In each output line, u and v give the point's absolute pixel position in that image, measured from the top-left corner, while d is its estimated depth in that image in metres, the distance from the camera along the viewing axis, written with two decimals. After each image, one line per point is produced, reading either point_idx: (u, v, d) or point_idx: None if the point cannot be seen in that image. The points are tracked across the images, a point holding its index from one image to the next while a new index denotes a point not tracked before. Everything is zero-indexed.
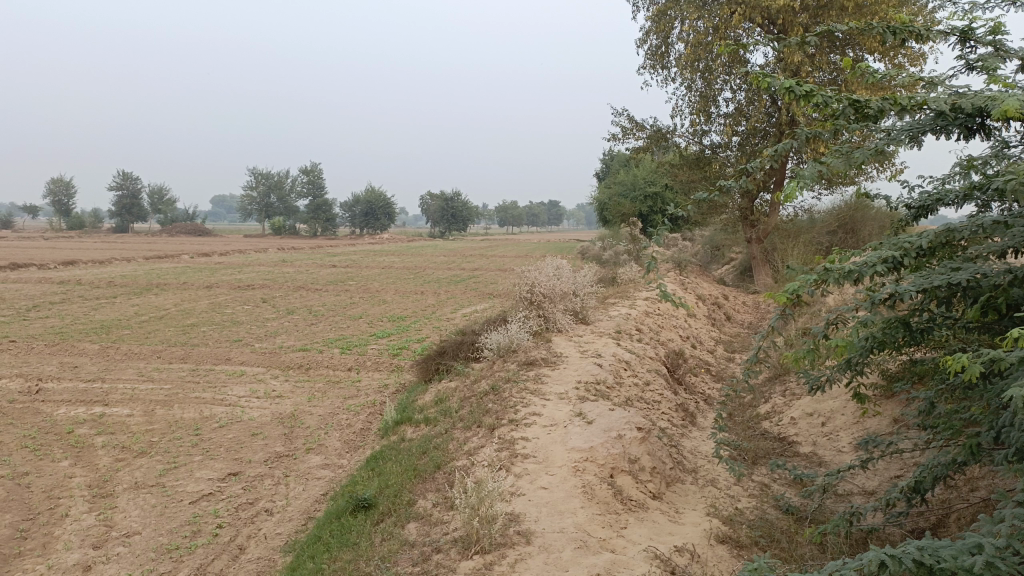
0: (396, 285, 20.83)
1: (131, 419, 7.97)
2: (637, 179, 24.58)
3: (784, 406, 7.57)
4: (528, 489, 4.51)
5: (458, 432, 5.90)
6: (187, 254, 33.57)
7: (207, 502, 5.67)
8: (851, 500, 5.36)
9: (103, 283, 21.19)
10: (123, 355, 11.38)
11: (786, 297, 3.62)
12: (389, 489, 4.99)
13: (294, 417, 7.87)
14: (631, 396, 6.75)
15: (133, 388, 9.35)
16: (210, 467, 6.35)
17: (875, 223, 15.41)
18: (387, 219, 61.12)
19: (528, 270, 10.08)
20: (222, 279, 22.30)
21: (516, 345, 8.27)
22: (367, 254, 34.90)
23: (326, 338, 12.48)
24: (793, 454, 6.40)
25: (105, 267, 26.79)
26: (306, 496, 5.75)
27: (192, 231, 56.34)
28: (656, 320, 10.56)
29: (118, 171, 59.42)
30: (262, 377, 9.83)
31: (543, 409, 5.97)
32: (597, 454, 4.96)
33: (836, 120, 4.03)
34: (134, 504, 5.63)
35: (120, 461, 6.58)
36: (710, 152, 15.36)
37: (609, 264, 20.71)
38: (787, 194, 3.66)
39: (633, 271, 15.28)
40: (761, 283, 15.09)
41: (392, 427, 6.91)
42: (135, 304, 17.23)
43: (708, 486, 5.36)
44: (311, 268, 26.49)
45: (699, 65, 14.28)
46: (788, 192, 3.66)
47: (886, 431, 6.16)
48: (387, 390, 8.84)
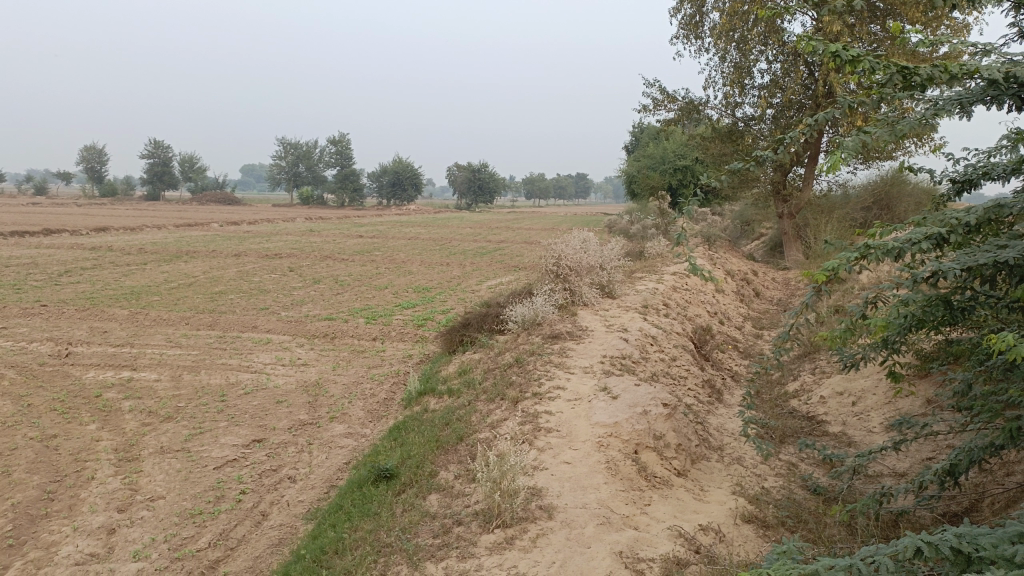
0: (422, 256, 20.83)
1: (158, 384, 8.04)
2: (666, 152, 24.22)
3: (813, 385, 7.42)
4: (551, 464, 4.45)
5: (481, 404, 5.86)
6: (216, 222, 33.85)
7: (231, 468, 5.70)
8: (882, 481, 5.24)
9: (134, 250, 21.43)
10: (151, 321, 11.49)
11: (824, 275, 3.49)
12: (411, 460, 4.97)
13: (318, 385, 7.89)
14: (656, 371, 6.65)
15: (161, 353, 9.44)
16: (235, 433, 6.38)
17: (911, 198, 15.00)
18: (414, 190, 61.12)
19: (555, 243, 9.97)
20: (250, 248, 22.44)
21: (541, 318, 8.19)
22: (394, 224, 34.93)
23: (351, 308, 12.51)
24: (822, 433, 6.27)
25: (135, 234, 27.11)
26: (329, 465, 5.75)
27: (222, 200, 56.79)
28: (684, 295, 10.41)
29: (149, 138, 59.93)
30: (287, 345, 9.87)
31: (568, 383, 5.89)
32: (622, 429, 4.88)
33: (882, 89, 3.85)
34: (159, 468, 5.67)
35: (146, 426, 6.64)
36: (743, 126, 15.04)
37: (636, 238, 20.49)
38: (831, 164, 3.52)
39: (661, 245, 15.09)
40: (792, 260, 14.85)
41: (415, 398, 6.89)
42: (165, 270, 17.41)
43: (734, 464, 5.26)
44: (338, 238, 26.60)
45: (734, 35, 13.95)
46: (831, 163, 3.52)
47: (920, 412, 6.00)
48: (411, 361, 8.83)
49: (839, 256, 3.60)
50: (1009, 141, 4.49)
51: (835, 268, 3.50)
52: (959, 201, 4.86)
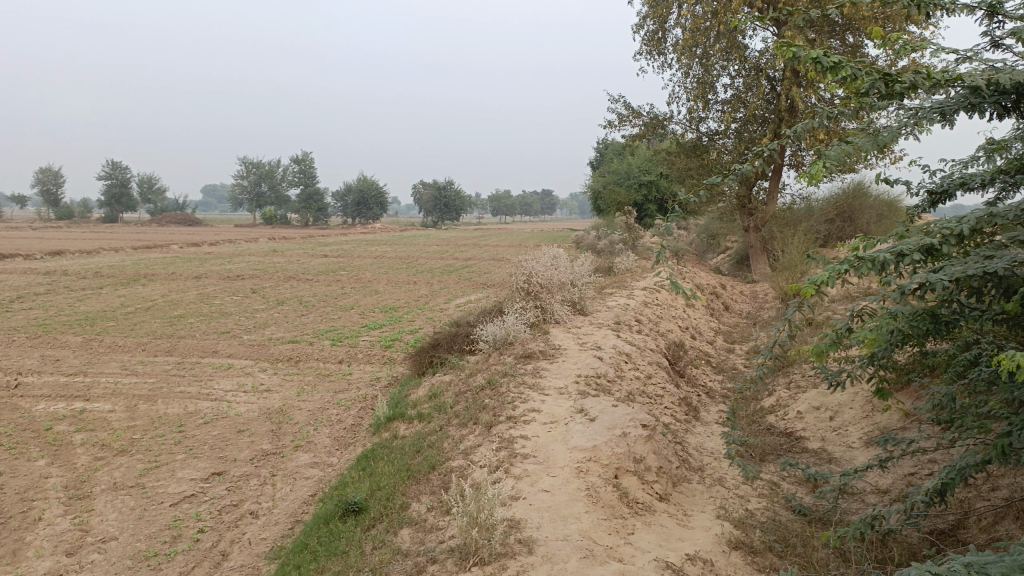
0: (388, 275, 20.50)
1: (113, 415, 7.67)
2: (631, 167, 24.26)
3: (789, 400, 7.31)
4: (528, 493, 4.24)
5: (453, 429, 5.64)
6: (176, 245, 33.06)
7: (190, 504, 5.39)
8: (866, 499, 5.11)
9: (89, 273, 20.81)
10: (106, 348, 11.04)
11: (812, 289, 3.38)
12: (381, 492, 4.71)
13: (282, 412, 7.58)
14: (632, 390, 6.49)
15: (116, 382, 9.03)
16: (193, 466, 6.06)
17: (873, 211, 15.12)
18: (379, 208, 60.59)
19: (524, 259, 9.79)
20: (210, 269, 21.92)
21: (512, 337, 7.99)
22: (359, 243, 34.46)
23: (316, 330, 12.19)
24: (801, 450, 6.14)
25: (92, 257, 26.35)
26: (293, 498, 5.47)
27: (182, 221, 55.73)
28: (655, 311, 10.29)
29: (107, 159, 58.78)
30: (250, 370, 9.53)
31: (542, 405, 5.69)
32: (601, 453, 4.69)
33: (861, 97, 3.76)
34: (111, 507, 5.34)
35: (99, 461, 6.28)
36: (707, 140, 15.04)
37: (604, 253, 20.43)
38: (813, 174, 3.44)
39: (629, 261, 15.02)
40: (759, 273, 15.01)
41: (384, 424, 6.62)
42: (122, 294, 16.88)
43: (716, 486, 5.10)
44: (301, 258, 26.15)
45: (697, 51, 13.99)
46: (814, 175, 3.42)
47: (898, 426, 5.91)
48: (379, 384, 8.57)
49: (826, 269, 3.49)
50: (984, 151, 4.42)
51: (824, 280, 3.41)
52: (935, 211, 4.77)
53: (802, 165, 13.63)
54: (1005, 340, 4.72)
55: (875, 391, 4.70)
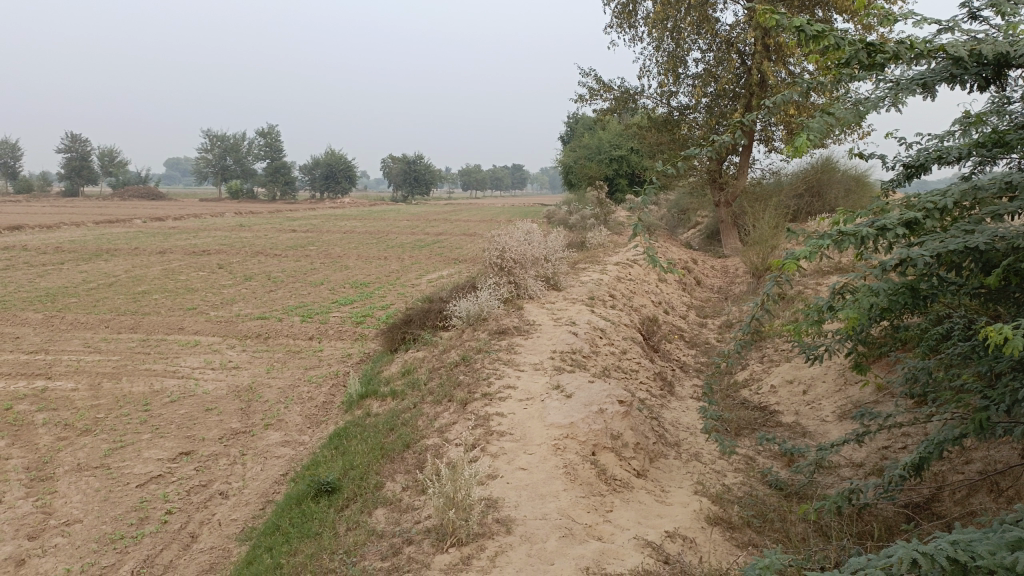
0: (358, 250, 20.25)
1: (76, 394, 7.45)
2: (602, 142, 24.16)
3: (762, 374, 7.34)
4: (506, 471, 4.18)
5: (428, 407, 5.55)
6: (140, 219, 32.32)
7: (157, 485, 5.25)
8: (840, 473, 5.13)
9: (49, 249, 20.26)
10: (69, 325, 10.74)
11: (796, 264, 3.33)
12: (354, 471, 4.62)
13: (251, 390, 7.43)
14: (607, 365, 6.45)
15: (78, 360, 8.79)
16: (160, 446, 5.90)
17: (841, 185, 15.17)
18: (347, 182, 59.83)
19: (497, 234, 9.67)
20: (175, 245, 21.44)
21: (486, 313, 7.90)
22: (327, 218, 33.99)
23: (285, 306, 11.97)
24: (775, 424, 6.16)
25: (52, 232, 25.68)
26: (264, 478, 5.36)
27: (146, 195, 54.55)
28: (628, 286, 10.26)
29: (66, 131, 57.28)
30: (218, 347, 9.33)
31: (518, 381, 5.63)
32: (579, 430, 4.64)
33: (842, 68, 3.71)
34: (75, 488, 5.18)
35: (62, 441, 6.10)
36: (678, 115, 14.96)
37: (576, 228, 20.36)
38: (798, 148, 3.37)
39: (602, 236, 14.98)
40: (730, 248, 15.05)
41: (356, 402, 6.51)
42: (83, 270, 16.43)
43: (693, 461, 5.09)
44: (270, 232, 25.70)
45: (668, 24, 13.86)
46: (799, 147, 3.36)
47: (870, 400, 5.94)
48: (351, 361, 8.44)
49: (808, 244, 3.43)
50: (961, 124, 4.37)
51: (807, 254, 3.35)
52: (908, 185, 4.74)
53: (773, 141, 13.66)
54: (978, 314, 4.73)
55: (854, 366, 4.71)
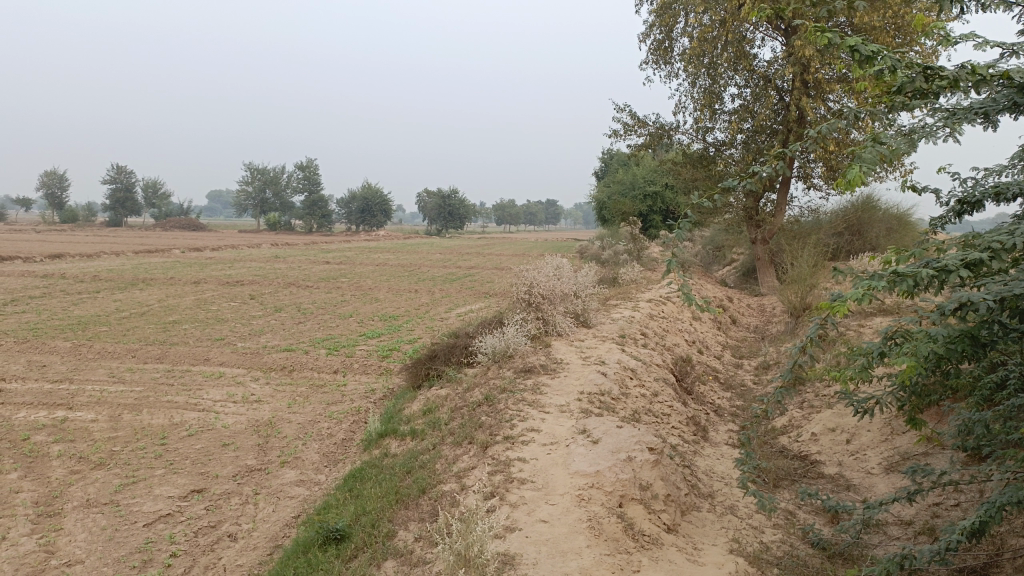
0: (390, 282, 20.20)
1: (95, 425, 7.34)
2: (637, 178, 24.00)
3: (802, 420, 6.96)
4: (525, 523, 3.90)
5: (447, 448, 5.31)
6: (178, 249, 32.80)
7: (165, 524, 5.06)
8: (889, 533, 4.74)
9: (87, 277, 20.54)
10: (96, 354, 10.72)
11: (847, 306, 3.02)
12: (366, 518, 4.38)
13: (271, 425, 7.25)
14: (638, 408, 6.14)
15: (101, 390, 8.71)
16: (173, 483, 5.72)
17: (882, 224, 14.70)
18: (383, 216, 60.43)
19: (526, 268, 9.45)
20: (209, 275, 21.62)
21: (513, 350, 7.65)
22: (362, 250, 34.28)
23: (312, 338, 11.87)
24: (817, 476, 5.79)
25: (93, 261, 26.09)
26: (275, 520, 5.14)
27: (186, 226, 55.60)
28: (661, 324, 9.94)
29: (112, 164, 58.84)
30: (241, 379, 9.20)
31: (542, 424, 5.35)
32: (605, 479, 4.34)
33: (893, 96, 3.47)
34: (81, 526, 5.00)
35: (74, 474, 5.95)
36: (714, 151, 14.71)
37: (609, 263, 20.09)
38: (851, 180, 3.13)
39: (635, 271, 14.69)
40: (766, 287, 14.62)
41: (375, 440, 6.29)
42: (117, 299, 16.56)
43: (727, 515, 4.75)
44: (303, 264, 25.86)
45: (704, 60, 13.69)
46: (852, 179, 3.12)
47: (919, 451, 5.54)
48: (374, 396, 8.25)
49: (862, 283, 3.13)
50: (1020, 158, 4.05)
51: (859, 297, 3.06)
52: (961, 222, 4.42)
53: (811, 177, 13.34)
54: None
55: (906, 418, 4.35)
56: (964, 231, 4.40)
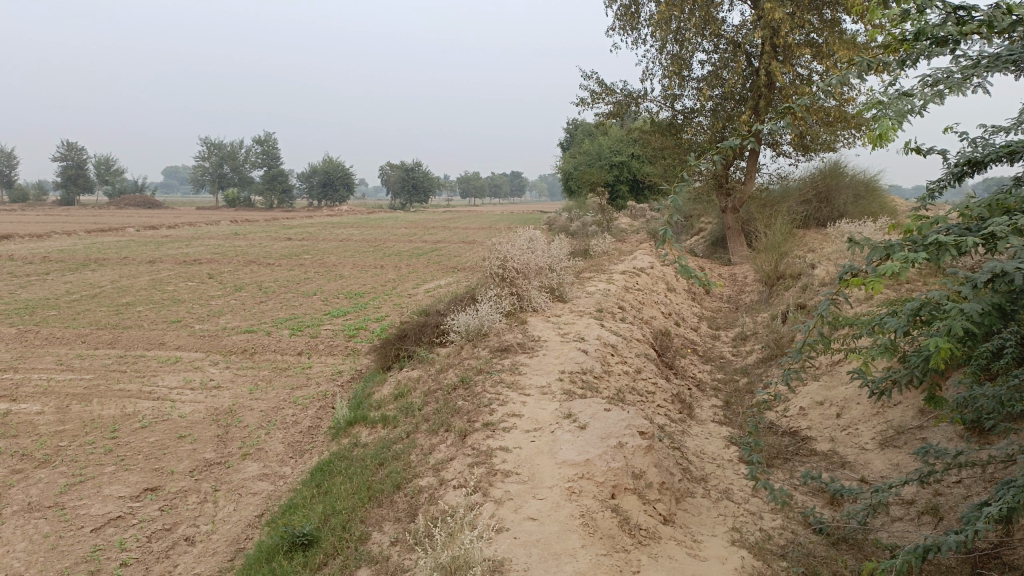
0: (353, 258, 19.62)
1: (40, 418, 6.81)
2: (603, 148, 23.70)
3: (788, 393, 6.69)
4: (513, 522, 3.56)
5: (422, 437, 4.95)
6: (132, 227, 31.65)
7: (115, 529, 4.63)
8: (893, 518, 4.48)
9: (36, 258, 19.61)
10: (43, 340, 10.10)
11: (880, 281, 2.67)
12: (336, 519, 4.02)
13: (231, 414, 6.80)
14: (622, 387, 5.83)
15: (48, 379, 8.15)
16: (124, 481, 5.28)
17: (850, 190, 14.49)
18: (345, 190, 59.33)
19: (498, 241, 9.05)
20: (166, 254, 20.79)
21: (487, 328, 7.28)
22: (325, 225, 33.66)
23: (275, 318, 11.37)
24: (809, 453, 5.56)
25: (41, 241, 24.97)
26: (238, 520, 4.75)
27: (142, 203, 53.93)
28: (637, 297, 9.64)
29: (62, 140, 56.66)
30: (199, 364, 8.71)
31: (523, 408, 5.00)
32: (595, 469, 4.01)
33: (911, 42, 3.15)
34: (21, 535, 4.55)
35: (15, 474, 5.47)
36: (682, 119, 14.32)
37: (578, 234, 19.75)
38: (880, 133, 2.81)
39: (606, 244, 14.38)
40: (736, 255, 14.37)
41: (344, 428, 5.90)
42: (68, 281, 15.79)
43: (723, 500, 4.47)
44: (264, 241, 25.05)
45: (672, 26, 13.26)
46: (882, 133, 2.80)
47: (914, 424, 5.28)
48: (341, 379, 7.84)
49: (892, 257, 2.80)
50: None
51: (896, 269, 2.73)
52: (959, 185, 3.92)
53: (781, 145, 13.11)
54: None
55: (930, 400, 3.77)
56: (961, 196, 3.90)
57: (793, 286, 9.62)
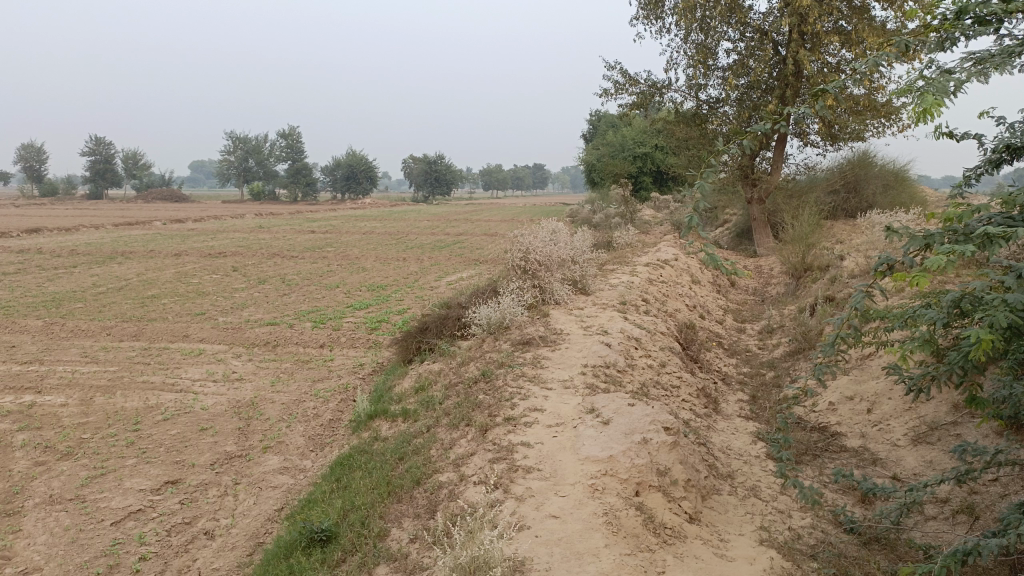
0: (376, 251, 19.62)
1: (65, 410, 6.85)
2: (626, 139, 23.50)
3: (816, 388, 6.53)
4: (534, 520, 3.48)
5: (442, 432, 4.88)
6: (159, 220, 31.96)
7: (136, 522, 4.62)
8: (927, 517, 4.33)
9: (64, 252, 19.86)
10: (69, 332, 10.18)
11: (928, 274, 2.51)
12: (355, 514, 3.96)
13: (252, 406, 6.78)
14: (646, 381, 5.71)
15: (73, 371, 8.20)
16: (145, 474, 5.27)
17: (879, 180, 14.17)
18: (368, 183, 59.49)
19: (519, 233, 8.95)
20: (191, 247, 20.94)
21: (509, 321, 7.19)
22: (348, 218, 33.80)
23: (297, 310, 11.38)
24: (839, 450, 5.41)
25: (70, 235, 25.33)
26: (257, 514, 4.72)
27: (169, 197, 54.48)
28: (661, 289, 9.50)
29: (90, 135, 57.41)
30: (222, 357, 8.72)
31: (545, 403, 4.91)
32: (619, 466, 3.91)
33: (954, 20, 3.00)
34: (43, 527, 4.56)
35: (38, 467, 5.49)
36: (707, 109, 14.09)
37: (602, 225, 19.58)
38: (925, 111, 2.65)
39: (629, 236, 14.22)
40: (762, 247, 14.14)
41: (364, 422, 5.85)
42: (95, 274, 15.95)
43: (750, 497, 4.35)
44: (288, 234, 25.16)
45: (697, 14, 13.04)
46: (926, 110, 2.65)
47: (949, 420, 5.11)
48: (362, 372, 7.80)
49: (940, 249, 2.64)
50: None
51: (944, 263, 2.57)
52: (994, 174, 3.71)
53: (808, 134, 12.84)
54: None
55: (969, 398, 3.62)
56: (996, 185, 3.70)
57: (822, 279, 9.42)
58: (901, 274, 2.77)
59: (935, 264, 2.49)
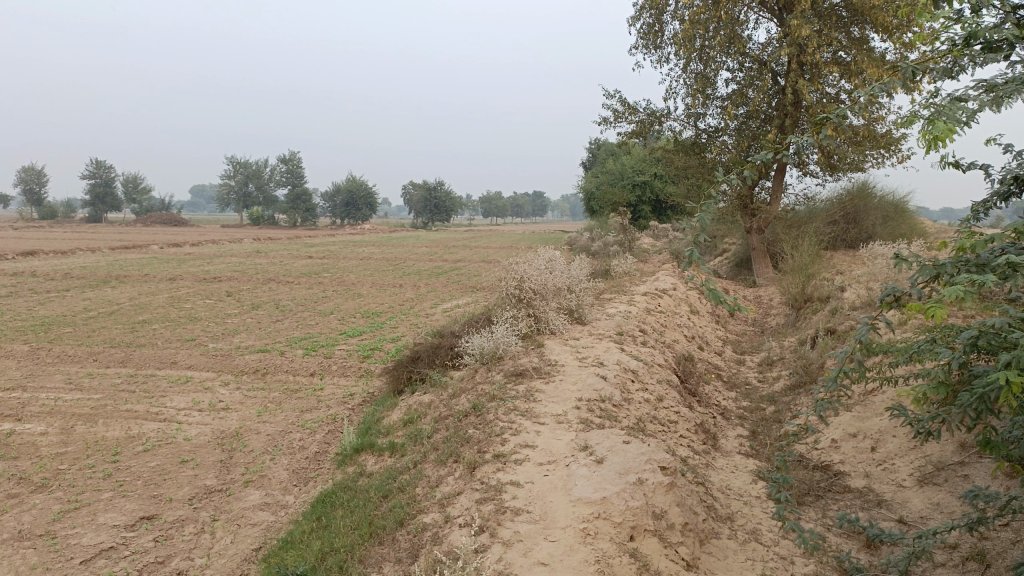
0: (373, 277, 19.48)
1: (43, 439, 6.64)
2: (625, 168, 23.45)
3: (818, 424, 6.33)
4: (521, 567, 3.28)
5: (430, 468, 4.68)
6: (156, 244, 31.85)
7: (106, 560, 4.41)
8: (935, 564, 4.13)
9: (58, 275, 19.71)
10: (55, 358, 9.98)
11: (944, 308, 2.33)
12: (334, 558, 3.76)
13: (236, 437, 6.57)
14: (642, 417, 5.52)
15: (56, 398, 7.99)
16: (120, 508, 5.06)
17: (879, 212, 14.09)
18: (368, 209, 59.54)
19: (514, 261, 8.79)
20: (187, 271, 20.80)
21: (502, 351, 7.01)
22: (345, 243, 33.71)
23: (289, 337, 11.19)
24: (842, 490, 5.22)
25: (66, 258, 25.18)
26: (234, 553, 4.52)
27: (168, 221, 54.42)
28: (659, 319, 9.33)
29: (91, 158, 57.54)
30: (210, 385, 8.51)
31: (537, 439, 4.72)
32: (613, 508, 3.71)
33: (963, 47, 2.85)
34: (7, 565, 4.35)
35: (10, 499, 5.28)
36: (706, 138, 14.03)
37: (600, 253, 19.45)
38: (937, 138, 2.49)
39: (627, 264, 14.07)
40: (761, 277, 14.00)
41: (350, 456, 5.64)
42: (87, 298, 15.76)
43: (750, 541, 4.15)
44: (285, 259, 25.03)
45: (696, 44, 13.00)
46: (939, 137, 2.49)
47: (955, 461, 4.92)
48: (351, 403, 7.59)
49: (954, 280, 2.45)
50: None
51: (960, 296, 2.38)
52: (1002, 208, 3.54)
53: (807, 164, 12.77)
54: None
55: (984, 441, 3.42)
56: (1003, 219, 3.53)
57: (822, 310, 9.25)
58: (912, 307, 2.59)
59: (952, 298, 2.30)
